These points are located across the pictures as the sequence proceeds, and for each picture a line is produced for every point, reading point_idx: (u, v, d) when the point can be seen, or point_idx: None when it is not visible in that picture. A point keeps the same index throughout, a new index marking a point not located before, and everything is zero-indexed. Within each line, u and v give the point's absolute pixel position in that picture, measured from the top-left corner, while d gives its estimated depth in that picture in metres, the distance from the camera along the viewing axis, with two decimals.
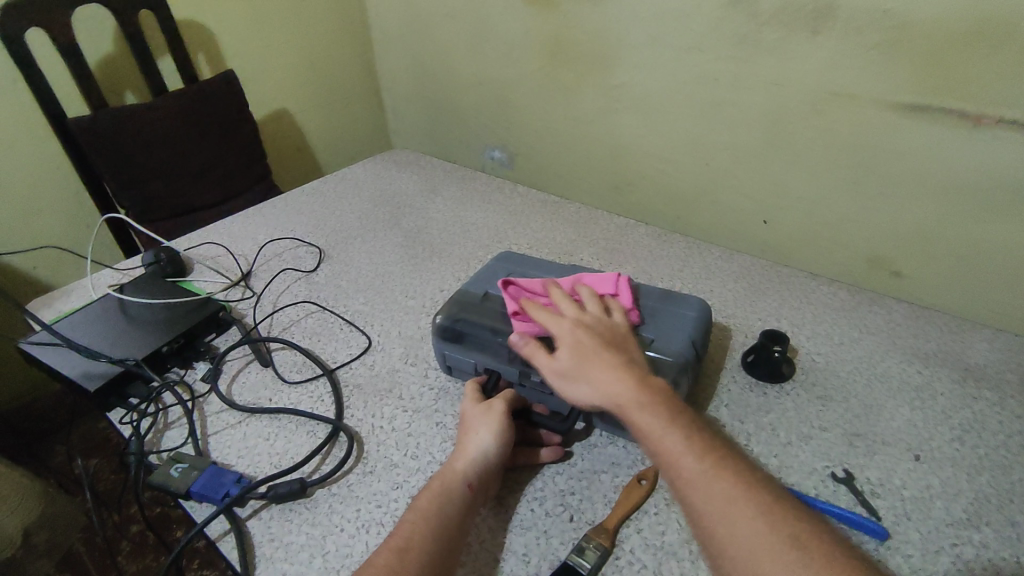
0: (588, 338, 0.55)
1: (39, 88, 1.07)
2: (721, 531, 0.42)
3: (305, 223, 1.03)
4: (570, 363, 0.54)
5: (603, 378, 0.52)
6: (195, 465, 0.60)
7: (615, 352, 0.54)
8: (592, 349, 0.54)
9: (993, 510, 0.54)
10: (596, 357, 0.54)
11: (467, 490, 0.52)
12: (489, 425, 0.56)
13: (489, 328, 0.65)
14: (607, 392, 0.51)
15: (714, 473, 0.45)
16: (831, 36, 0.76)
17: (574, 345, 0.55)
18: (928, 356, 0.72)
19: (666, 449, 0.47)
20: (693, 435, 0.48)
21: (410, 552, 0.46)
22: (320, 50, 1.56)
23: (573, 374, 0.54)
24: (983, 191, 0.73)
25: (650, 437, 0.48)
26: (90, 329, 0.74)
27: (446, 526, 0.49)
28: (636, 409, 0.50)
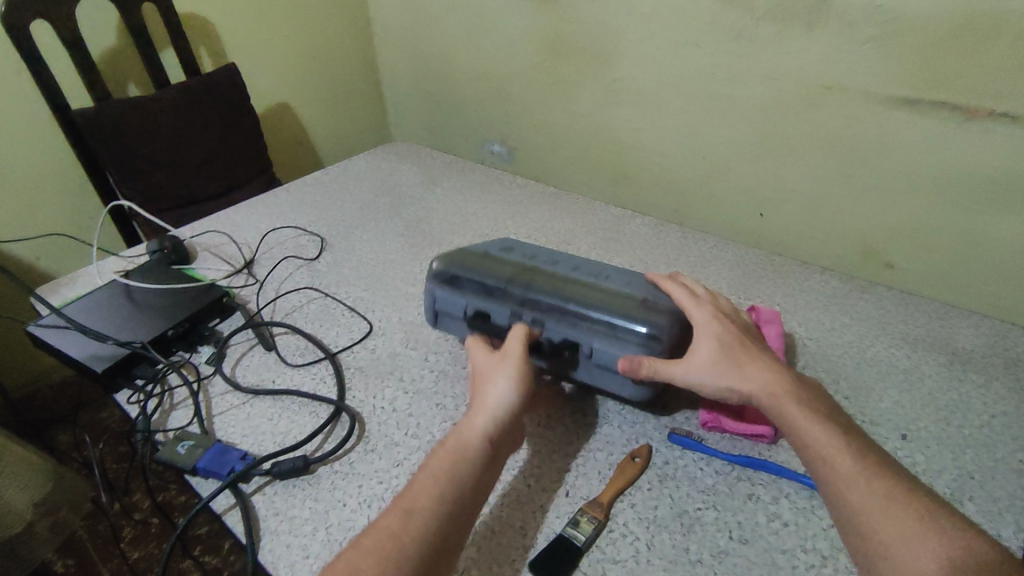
0: (730, 328, 0.58)
1: (43, 79, 1.09)
2: (880, 507, 0.44)
3: (307, 213, 1.05)
4: (709, 344, 0.56)
5: (750, 373, 0.54)
6: (200, 443, 0.61)
7: (755, 351, 0.57)
8: (733, 341, 0.57)
9: (975, 485, 0.56)
10: (738, 350, 0.56)
11: (485, 442, 0.52)
12: (506, 376, 0.56)
13: (483, 270, 0.66)
14: (754, 388, 0.54)
15: (869, 464, 0.47)
16: (827, 29, 0.78)
17: (718, 330, 0.57)
18: (918, 341, 0.74)
19: (819, 442, 0.49)
20: (840, 428, 0.50)
21: (416, 509, 0.47)
22: (321, 44, 1.57)
23: (713, 354, 0.56)
24: (973, 181, 0.75)
25: (801, 432, 0.50)
26: (96, 313, 0.76)
27: (458, 480, 0.49)
28: (787, 407, 0.52)
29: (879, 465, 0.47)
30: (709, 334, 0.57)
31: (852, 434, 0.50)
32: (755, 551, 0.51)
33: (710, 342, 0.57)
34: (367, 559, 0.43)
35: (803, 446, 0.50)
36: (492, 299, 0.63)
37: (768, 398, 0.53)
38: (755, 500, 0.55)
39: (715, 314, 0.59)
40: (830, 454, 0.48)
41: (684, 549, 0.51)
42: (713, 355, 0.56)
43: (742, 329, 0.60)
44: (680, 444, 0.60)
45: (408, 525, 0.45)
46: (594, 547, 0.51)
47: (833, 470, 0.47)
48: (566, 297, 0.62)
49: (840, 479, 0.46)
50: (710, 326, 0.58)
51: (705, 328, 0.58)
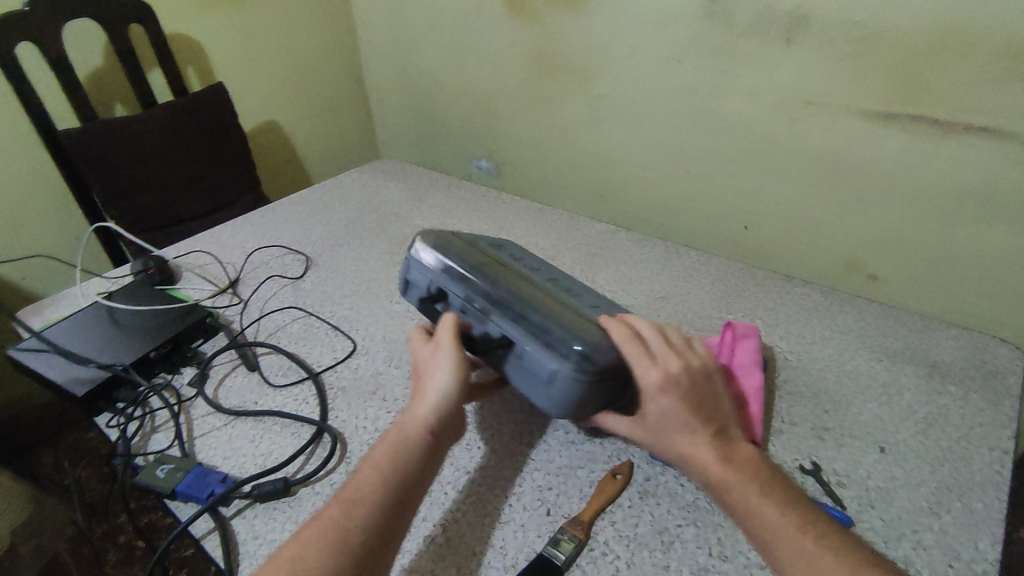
0: (685, 393, 0.53)
1: (30, 101, 1.09)
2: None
3: (293, 232, 1.05)
4: (657, 419, 0.54)
5: (698, 450, 0.52)
6: (180, 466, 0.61)
7: (707, 420, 0.53)
8: (686, 411, 0.53)
9: (953, 498, 0.56)
10: (688, 422, 0.53)
11: (425, 431, 0.54)
12: (446, 362, 0.56)
13: (464, 254, 0.64)
14: (700, 467, 0.51)
15: (812, 544, 0.46)
16: (804, 46, 0.79)
17: (667, 401, 0.52)
18: (896, 353, 0.75)
19: (762, 526, 0.48)
20: (785, 503, 0.49)
21: (357, 502, 0.49)
22: (310, 62, 1.59)
23: (660, 431, 0.54)
24: (949, 193, 0.76)
25: (745, 511, 0.49)
26: (78, 336, 0.76)
27: (398, 469, 0.51)
28: (731, 488, 0.50)
29: (823, 538, 0.46)
30: (659, 406, 0.53)
31: (797, 506, 0.49)
32: (735, 567, 0.51)
33: (657, 414, 0.53)
34: (309, 555, 0.45)
35: (746, 528, 0.49)
36: (460, 275, 0.63)
37: (714, 479, 0.51)
38: None
39: (666, 379, 0.53)
40: (771, 539, 0.47)
41: (664, 567, 0.51)
42: (660, 431, 0.54)
43: (700, 382, 0.55)
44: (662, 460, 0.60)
45: (348, 517, 0.48)
46: (575, 566, 0.51)
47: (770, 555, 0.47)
48: (526, 288, 0.60)
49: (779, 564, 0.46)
50: (660, 396, 0.52)
51: (655, 397, 0.53)
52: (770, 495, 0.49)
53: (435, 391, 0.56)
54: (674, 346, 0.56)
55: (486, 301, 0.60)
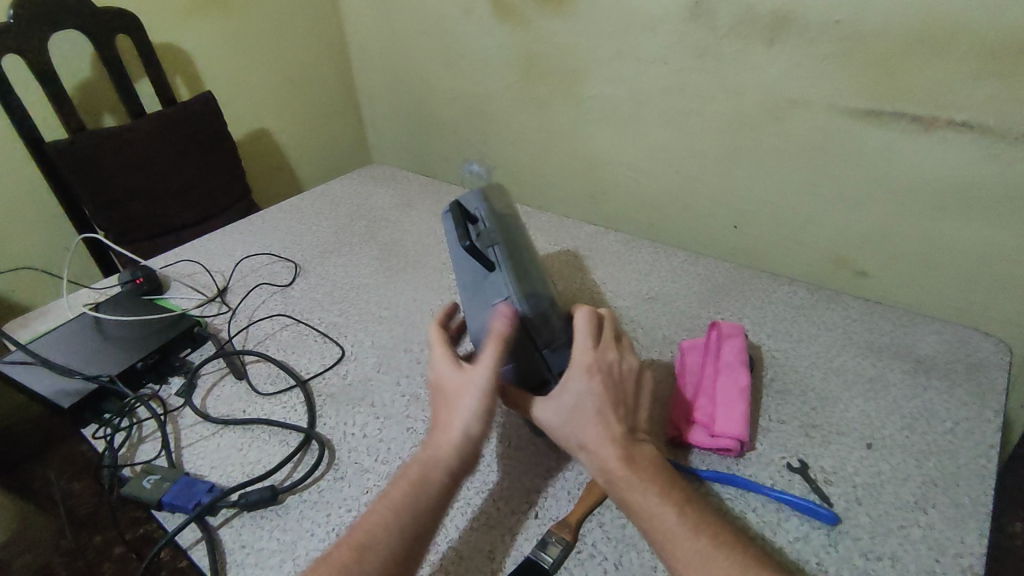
0: (607, 382, 0.54)
1: (16, 113, 1.09)
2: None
3: (282, 239, 1.05)
4: (569, 409, 0.54)
5: (604, 443, 0.52)
6: (167, 476, 0.61)
7: (619, 414, 0.54)
8: (602, 402, 0.53)
9: (939, 492, 0.56)
10: (600, 415, 0.53)
11: (446, 475, 0.52)
12: (471, 404, 0.53)
13: (510, 217, 0.68)
14: (602, 460, 0.52)
15: (705, 543, 0.47)
16: (786, 45, 0.80)
17: (586, 388, 0.53)
18: (884, 349, 0.75)
19: (657, 522, 0.49)
20: (683, 502, 0.50)
21: (370, 548, 0.48)
22: (299, 69, 1.59)
23: (570, 421, 0.54)
24: (933, 189, 0.76)
25: (642, 506, 0.50)
26: (65, 348, 0.75)
27: (416, 516, 0.50)
28: (631, 484, 0.50)
29: (713, 535, 0.48)
30: (576, 395, 0.54)
31: (693, 506, 0.50)
32: None
33: (572, 403, 0.54)
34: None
35: (640, 522, 0.49)
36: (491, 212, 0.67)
37: (613, 474, 0.51)
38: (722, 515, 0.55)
39: (593, 364, 0.54)
40: (665, 535, 0.48)
41: (652, 567, 0.51)
42: (569, 422, 0.54)
43: (622, 377, 0.56)
44: None
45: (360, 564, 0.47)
46: (563, 568, 0.51)
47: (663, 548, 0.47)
48: (524, 252, 0.64)
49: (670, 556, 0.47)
50: (581, 381, 0.54)
51: (577, 382, 0.54)
52: (666, 493, 0.50)
53: (461, 432, 0.53)
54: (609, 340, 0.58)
55: (496, 234, 0.63)
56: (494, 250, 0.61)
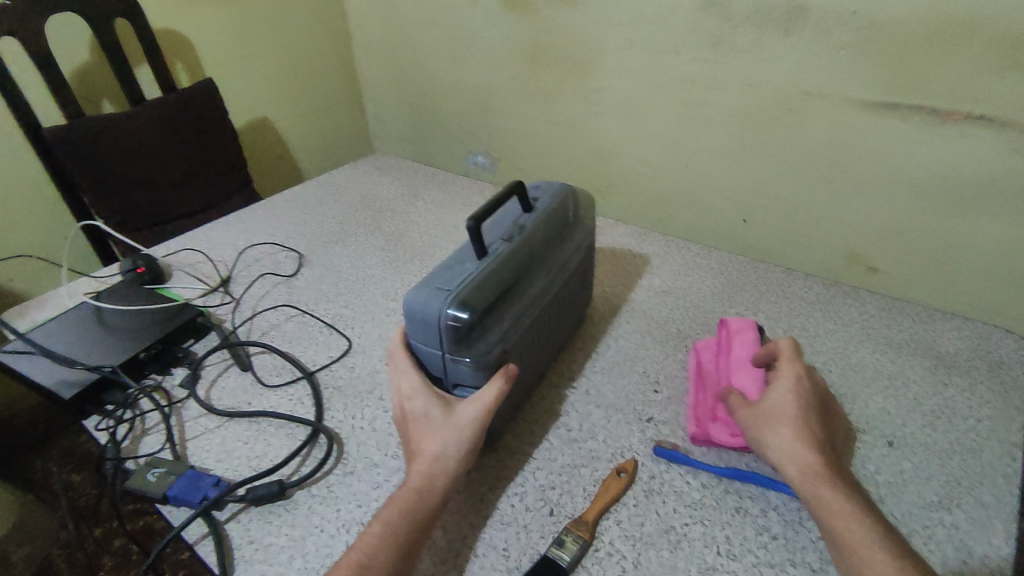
0: (810, 396, 0.55)
1: (13, 97, 1.06)
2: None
3: (285, 229, 1.03)
4: (770, 408, 0.55)
5: (797, 439, 0.52)
6: (172, 469, 0.59)
7: (818, 425, 0.54)
8: (803, 408, 0.54)
9: (964, 491, 0.55)
10: (797, 419, 0.53)
11: (435, 502, 0.52)
12: (465, 435, 0.54)
13: (549, 244, 0.63)
14: (792, 452, 0.51)
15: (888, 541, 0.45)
16: (802, 35, 0.78)
17: (792, 394, 0.55)
18: (901, 346, 0.74)
19: (840, 517, 0.47)
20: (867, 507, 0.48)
21: (370, 567, 0.46)
22: (301, 58, 1.56)
23: (769, 419, 0.54)
24: (951, 183, 0.75)
25: (822, 498, 0.48)
26: (66, 337, 0.74)
27: (411, 540, 0.49)
28: (824, 476, 0.50)
29: (902, 546, 0.45)
30: (780, 397, 0.55)
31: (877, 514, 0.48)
32: (743, 566, 0.50)
33: (773, 404, 0.55)
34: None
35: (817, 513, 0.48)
36: (544, 212, 0.63)
37: (808, 468, 0.50)
38: (742, 513, 0.54)
39: (801, 379, 0.56)
40: (852, 530, 0.46)
41: (672, 567, 0.50)
42: (768, 419, 0.54)
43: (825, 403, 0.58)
44: (666, 457, 0.59)
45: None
46: (580, 567, 0.50)
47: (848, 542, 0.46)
48: (524, 266, 0.58)
49: (851, 550, 0.45)
50: (788, 387, 0.56)
51: (786, 386, 0.56)
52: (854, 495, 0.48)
53: (453, 464, 0.53)
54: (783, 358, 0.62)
55: (521, 233, 0.59)
56: (500, 244, 0.58)
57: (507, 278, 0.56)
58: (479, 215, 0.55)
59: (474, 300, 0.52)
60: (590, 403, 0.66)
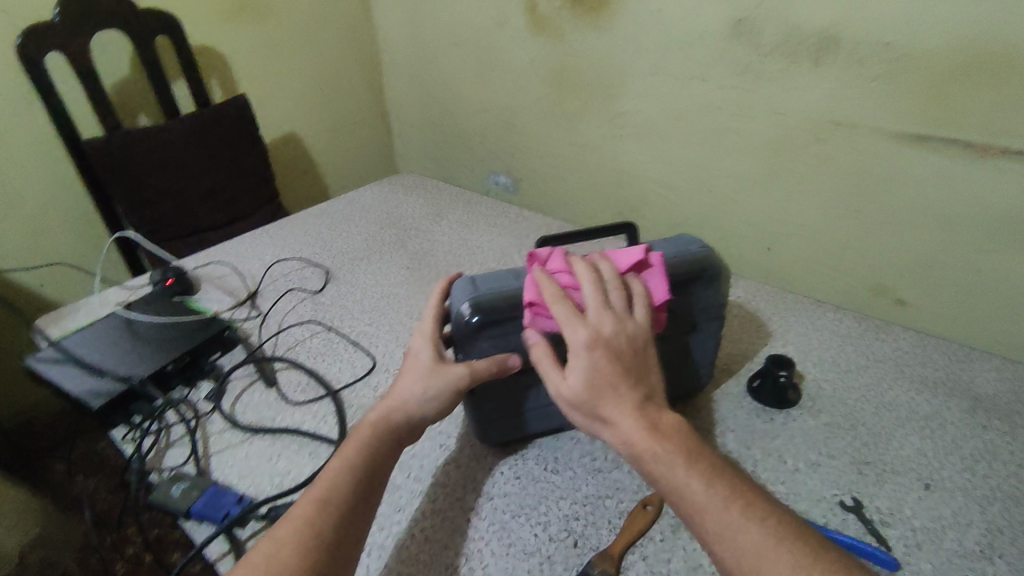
0: (606, 364, 0.47)
1: (55, 108, 1.09)
2: (751, 568, 0.39)
3: (311, 245, 1.04)
4: (581, 393, 0.48)
5: (624, 416, 0.47)
6: (196, 484, 0.59)
7: (637, 387, 0.48)
8: (605, 386, 0.47)
9: (1007, 541, 0.53)
10: (604, 395, 0.47)
11: (392, 445, 0.52)
12: (434, 386, 0.53)
13: None
14: (624, 434, 0.46)
15: (734, 513, 0.42)
16: (834, 65, 0.77)
17: (590, 367, 0.47)
18: (936, 386, 0.72)
19: (687, 501, 0.43)
20: (711, 473, 0.44)
21: (328, 505, 0.47)
22: (330, 75, 1.59)
23: (587, 408, 0.48)
24: (986, 220, 0.73)
25: (672, 486, 0.44)
26: (97, 346, 0.75)
27: (368, 478, 0.49)
28: (656, 456, 0.45)
29: (748, 508, 0.42)
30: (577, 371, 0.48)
31: (723, 474, 0.44)
32: None
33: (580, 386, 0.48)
34: (291, 541, 0.44)
35: (677, 507, 0.43)
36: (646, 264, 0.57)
37: (638, 447, 0.46)
38: None
39: (595, 338, 0.48)
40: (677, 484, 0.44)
41: None
42: (585, 411, 0.48)
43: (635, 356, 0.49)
44: None
45: (319, 516, 0.46)
46: None
47: (709, 531, 0.41)
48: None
49: (679, 498, 0.43)
50: (586, 358, 0.47)
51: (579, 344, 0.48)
52: (696, 463, 0.45)
53: (419, 407, 0.54)
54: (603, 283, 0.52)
55: None
56: None
57: None
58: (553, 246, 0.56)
59: (489, 306, 0.53)
60: None
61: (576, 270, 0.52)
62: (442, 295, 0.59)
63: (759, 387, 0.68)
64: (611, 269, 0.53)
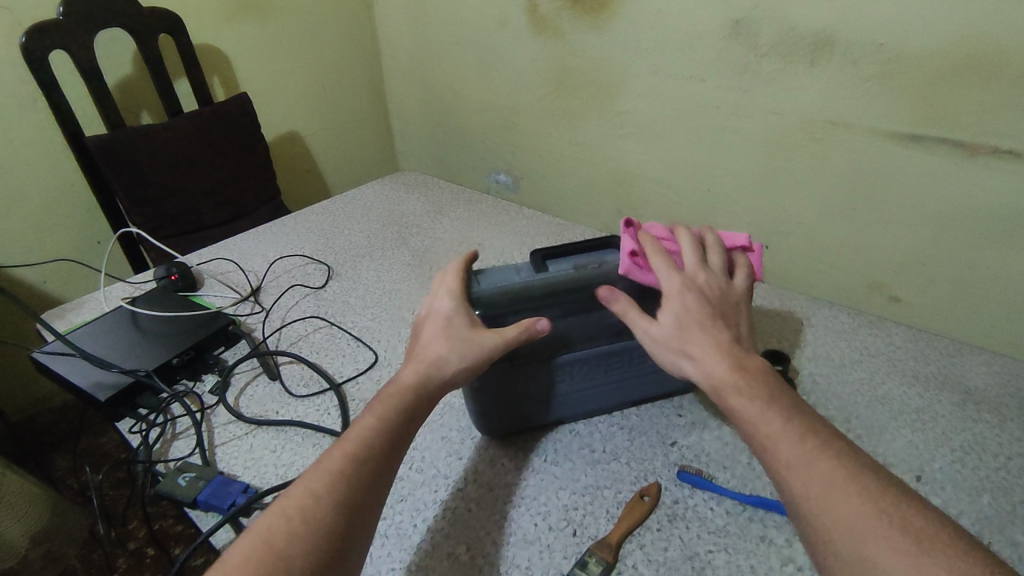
0: (696, 306, 0.52)
1: (59, 106, 1.10)
2: (820, 492, 0.40)
3: (313, 242, 1.05)
4: (671, 332, 0.52)
5: (706, 351, 0.49)
6: (202, 475, 0.61)
7: (727, 332, 0.51)
8: (695, 324, 0.51)
9: (994, 530, 0.55)
10: (693, 333, 0.51)
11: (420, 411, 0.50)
12: (465, 351, 0.52)
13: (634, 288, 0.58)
14: (706, 365, 0.49)
15: (810, 445, 0.42)
16: (828, 66, 0.79)
17: (681, 307, 0.52)
18: (929, 380, 0.73)
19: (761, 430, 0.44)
20: (791, 411, 0.45)
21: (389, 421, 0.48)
22: (331, 74, 1.60)
23: (673, 344, 0.51)
24: (979, 218, 0.74)
25: (749, 415, 0.45)
26: (102, 340, 0.76)
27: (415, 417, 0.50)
28: (738, 388, 0.47)
29: (826, 443, 0.43)
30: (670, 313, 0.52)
31: (806, 416, 0.45)
32: None
33: (670, 324, 0.52)
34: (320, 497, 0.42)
35: (751, 434, 0.45)
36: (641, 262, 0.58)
37: (718, 379, 0.48)
38: (767, 542, 0.53)
39: (687, 284, 0.53)
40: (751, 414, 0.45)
41: None
42: (670, 349, 0.51)
43: (727, 310, 0.53)
44: (690, 482, 0.59)
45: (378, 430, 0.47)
46: None
47: (785, 459, 0.42)
48: (573, 302, 0.57)
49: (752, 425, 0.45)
50: (677, 299, 0.52)
51: (676, 287, 0.53)
52: (777, 401, 0.46)
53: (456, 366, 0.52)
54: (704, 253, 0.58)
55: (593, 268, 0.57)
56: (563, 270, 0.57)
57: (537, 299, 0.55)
58: (564, 249, 0.62)
59: (489, 300, 0.55)
60: (614, 425, 0.66)
61: (679, 237, 0.59)
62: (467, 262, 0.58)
63: None
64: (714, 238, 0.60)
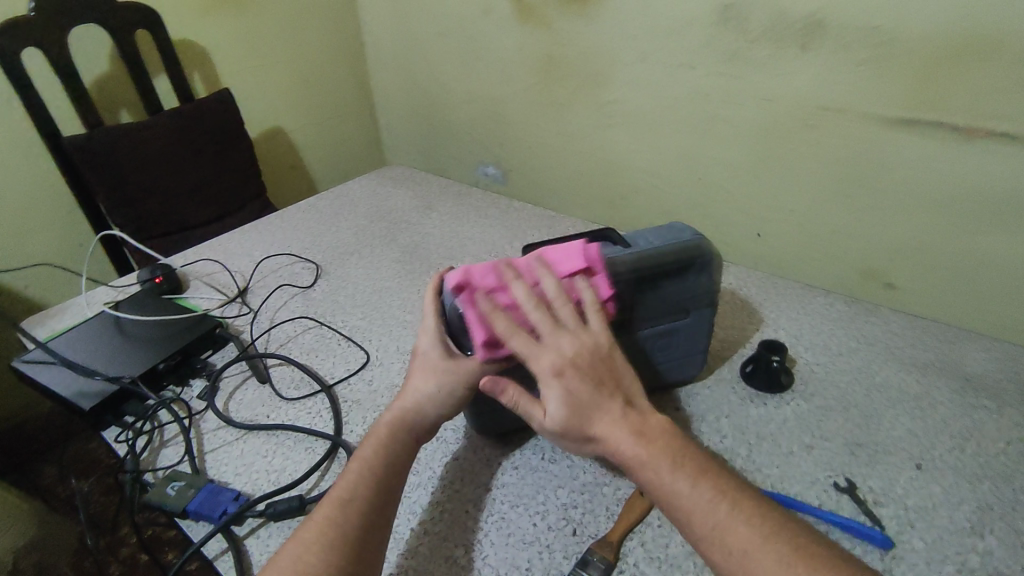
0: (584, 386, 0.49)
1: (34, 106, 1.07)
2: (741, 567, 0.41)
3: (301, 240, 1.03)
4: (562, 420, 0.48)
5: (613, 431, 0.48)
6: (192, 483, 0.59)
7: (617, 400, 0.50)
8: (584, 415, 0.48)
9: (997, 517, 0.54)
10: (591, 411, 0.48)
11: (411, 441, 0.53)
12: (442, 382, 0.54)
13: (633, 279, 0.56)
14: (615, 448, 0.48)
15: (723, 513, 0.43)
16: (820, 51, 0.77)
17: (563, 395, 0.48)
18: (926, 366, 0.73)
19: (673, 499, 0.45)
20: (697, 474, 0.46)
21: (389, 451, 0.52)
22: (314, 67, 1.57)
23: (572, 432, 0.49)
24: (973, 202, 0.73)
25: (659, 491, 0.45)
26: (85, 347, 0.74)
27: (410, 446, 0.53)
28: (645, 463, 0.47)
29: (737, 507, 0.44)
30: (553, 409, 0.48)
31: (708, 474, 0.46)
32: None
33: (558, 415, 0.48)
34: (310, 558, 0.43)
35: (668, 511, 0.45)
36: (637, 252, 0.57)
37: (629, 458, 0.47)
38: None
39: (561, 363, 0.49)
40: (668, 496, 0.45)
41: None
42: (570, 438, 0.49)
43: (602, 367, 0.51)
44: None
45: (376, 461, 0.51)
46: None
47: (702, 535, 0.43)
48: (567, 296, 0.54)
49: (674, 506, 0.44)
50: (553, 386, 0.49)
51: (550, 376, 0.49)
52: (680, 466, 0.46)
53: (435, 401, 0.54)
54: (549, 301, 0.53)
55: None
56: None
57: (532, 293, 0.54)
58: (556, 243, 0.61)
59: None
60: None
61: (512, 290, 0.52)
62: (436, 290, 0.58)
63: (752, 372, 0.69)
64: (551, 284, 0.53)
